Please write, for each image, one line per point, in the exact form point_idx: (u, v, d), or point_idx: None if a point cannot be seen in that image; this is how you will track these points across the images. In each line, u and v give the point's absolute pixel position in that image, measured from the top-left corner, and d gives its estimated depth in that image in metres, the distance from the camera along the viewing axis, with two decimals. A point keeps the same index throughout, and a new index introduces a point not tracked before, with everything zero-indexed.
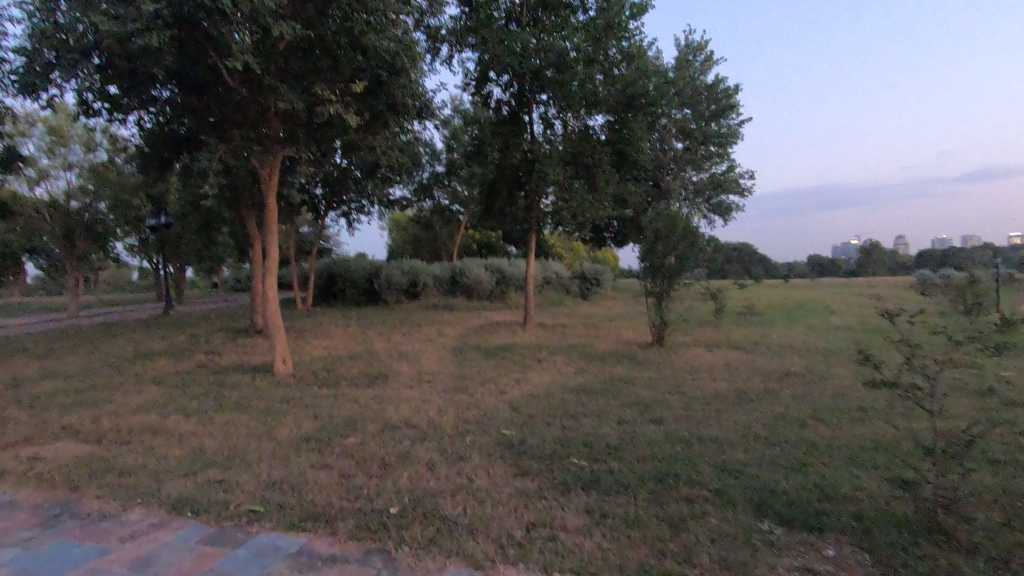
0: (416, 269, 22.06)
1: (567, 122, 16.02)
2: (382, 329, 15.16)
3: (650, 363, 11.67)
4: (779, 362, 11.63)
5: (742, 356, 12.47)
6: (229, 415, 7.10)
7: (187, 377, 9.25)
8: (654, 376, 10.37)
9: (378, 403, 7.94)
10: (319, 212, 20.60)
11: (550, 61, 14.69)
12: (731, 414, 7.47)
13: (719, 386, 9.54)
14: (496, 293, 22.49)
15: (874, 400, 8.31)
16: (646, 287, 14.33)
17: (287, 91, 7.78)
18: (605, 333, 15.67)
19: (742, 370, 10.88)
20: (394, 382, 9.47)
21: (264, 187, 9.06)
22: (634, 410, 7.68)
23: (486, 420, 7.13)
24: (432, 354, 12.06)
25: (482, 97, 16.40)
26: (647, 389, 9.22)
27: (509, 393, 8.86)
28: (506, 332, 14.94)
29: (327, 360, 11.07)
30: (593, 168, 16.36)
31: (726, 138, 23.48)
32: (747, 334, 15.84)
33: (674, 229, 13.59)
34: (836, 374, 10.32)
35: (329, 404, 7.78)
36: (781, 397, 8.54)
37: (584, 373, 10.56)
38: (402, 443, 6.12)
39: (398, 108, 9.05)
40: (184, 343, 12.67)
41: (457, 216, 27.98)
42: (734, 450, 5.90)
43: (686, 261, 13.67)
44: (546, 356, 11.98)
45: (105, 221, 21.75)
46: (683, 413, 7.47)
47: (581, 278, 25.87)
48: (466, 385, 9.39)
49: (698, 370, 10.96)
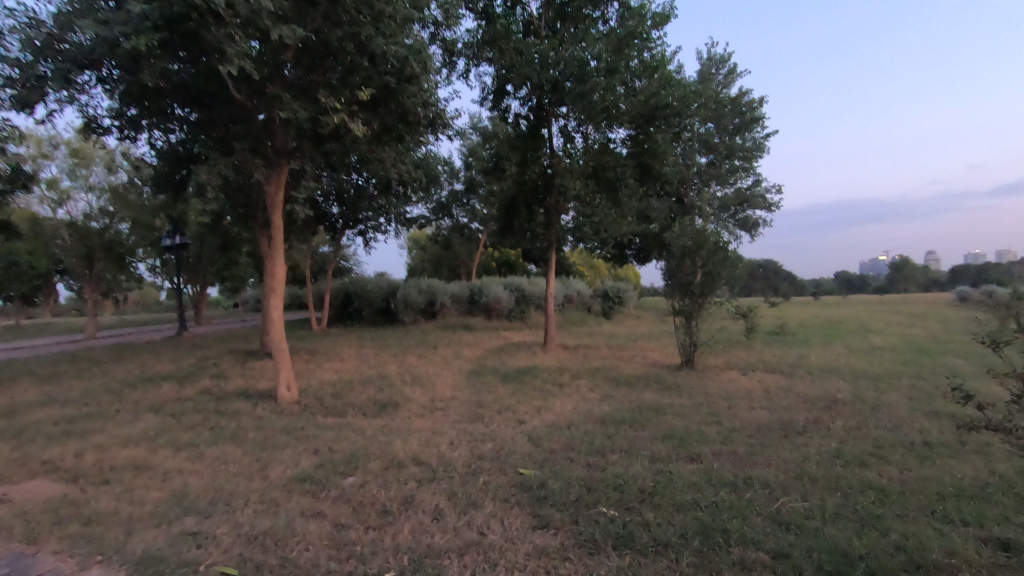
0: (433, 287, 21.53)
1: (588, 134, 15.45)
2: (397, 351, 14.57)
3: (681, 388, 10.82)
4: (824, 388, 10.67)
5: (781, 380, 11.53)
6: (222, 449, 6.52)
7: (187, 405, 8.73)
8: (686, 403, 9.53)
9: (385, 436, 7.29)
10: (335, 231, 20.31)
11: (570, 73, 14.22)
12: (779, 450, 6.63)
13: (759, 415, 8.68)
14: (515, 312, 21.82)
15: (940, 434, 7.36)
16: (674, 306, 13.51)
17: (290, 99, 7.36)
18: (630, 355, 14.83)
19: (783, 397, 9.97)
20: (404, 410, 8.82)
21: (269, 202, 8.65)
22: (668, 445, 6.91)
23: (503, 456, 6.42)
24: (447, 378, 11.41)
25: (500, 111, 15.98)
26: (681, 419, 8.40)
27: (528, 423, 8.12)
28: (526, 354, 14.20)
29: (337, 385, 10.48)
30: (616, 182, 15.68)
31: (751, 152, 22.68)
32: (783, 355, 14.83)
33: (703, 245, 12.78)
34: (889, 402, 9.36)
35: (331, 436, 7.16)
36: (832, 429, 7.67)
37: (609, 400, 9.81)
38: (406, 485, 5.44)
39: (410, 117, 8.57)
40: (192, 366, 12.24)
41: (476, 235, 27.50)
42: (788, 498, 5.07)
43: (716, 277, 12.81)
44: (568, 381, 11.22)
45: (124, 242, 21.77)
46: (724, 450, 6.65)
47: (604, 296, 25.05)
48: (482, 414, 8.70)
49: (734, 397, 10.07)
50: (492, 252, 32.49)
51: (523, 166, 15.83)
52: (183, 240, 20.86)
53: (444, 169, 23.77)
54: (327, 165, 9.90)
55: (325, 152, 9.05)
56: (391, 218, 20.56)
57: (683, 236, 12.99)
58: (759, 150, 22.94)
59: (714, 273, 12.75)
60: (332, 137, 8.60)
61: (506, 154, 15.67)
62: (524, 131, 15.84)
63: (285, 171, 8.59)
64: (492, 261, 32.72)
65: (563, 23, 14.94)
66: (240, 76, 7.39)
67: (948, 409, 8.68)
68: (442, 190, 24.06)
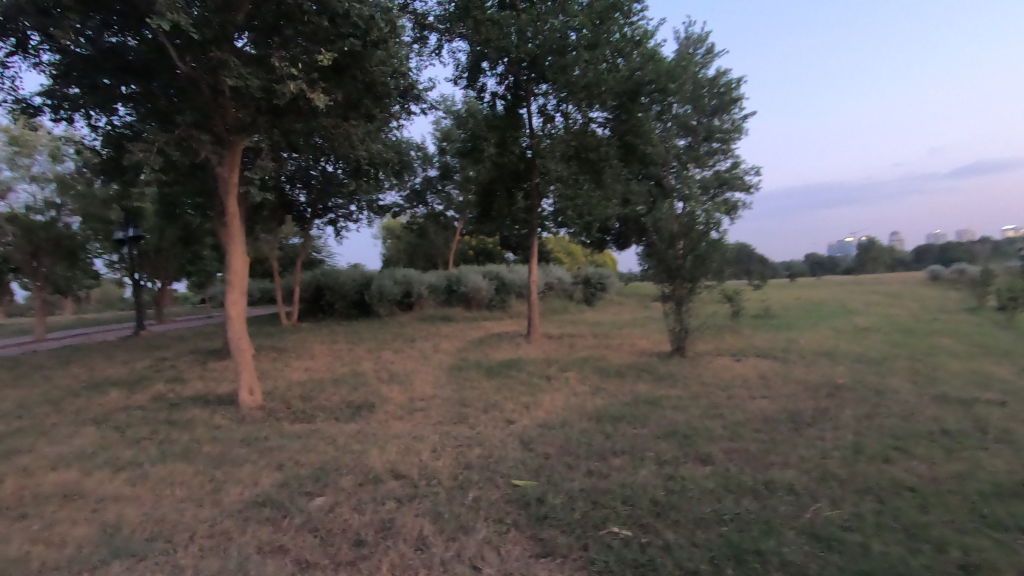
0: (409, 278, 20.66)
1: (569, 114, 14.71)
2: (372, 346, 13.72)
3: (675, 377, 10.26)
4: (822, 373, 10.22)
5: (776, 367, 11.09)
6: (169, 468, 5.66)
7: (135, 414, 7.80)
8: (683, 395, 8.94)
9: (360, 444, 6.52)
10: (303, 220, 19.26)
11: (549, 48, 13.46)
12: (794, 446, 6.09)
13: (761, 405, 8.19)
14: (496, 301, 21.08)
15: (956, 421, 6.93)
16: (663, 292, 12.96)
17: (237, 64, 6.39)
18: (618, 343, 14.24)
19: (782, 385, 9.48)
20: (381, 413, 8.03)
21: (223, 186, 7.68)
22: (673, 445, 6.30)
23: (493, 465, 5.72)
24: (427, 374, 10.69)
25: (475, 91, 15.16)
26: (681, 413, 7.80)
27: (517, 424, 7.42)
28: (509, 346, 13.48)
29: (306, 386, 9.62)
30: (599, 162, 14.96)
31: (729, 133, 22.26)
32: (773, 339, 14.43)
33: (692, 229, 12.25)
34: (892, 387, 8.94)
35: (298, 447, 6.35)
36: (842, 419, 7.21)
37: (601, 393, 9.22)
38: (385, 506, 4.72)
39: (378, 87, 7.68)
40: (147, 369, 11.20)
41: (452, 222, 26.60)
42: (819, 505, 4.52)
43: (707, 261, 12.23)
44: (555, 374, 10.55)
45: (74, 236, 20.27)
46: (734, 449, 6.08)
47: (585, 282, 24.50)
48: (467, 413, 8.00)
49: (733, 386, 9.53)
50: (468, 240, 31.60)
51: (501, 148, 15.04)
52: (137, 233, 19.43)
53: (417, 154, 22.80)
54: (288, 145, 8.98)
55: (284, 129, 8.13)
56: (363, 205, 19.59)
57: (670, 219, 12.40)
58: (737, 132, 22.50)
59: (706, 255, 12.18)
60: (290, 108, 7.67)
61: (484, 134, 14.85)
62: (502, 111, 15.03)
63: (240, 151, 7.65)
64: (469, 250, 31.88)
65: None
66: (180, 35, 6.42)
67: (955, 393, 8.30)
68: (415, 176, 23.09)
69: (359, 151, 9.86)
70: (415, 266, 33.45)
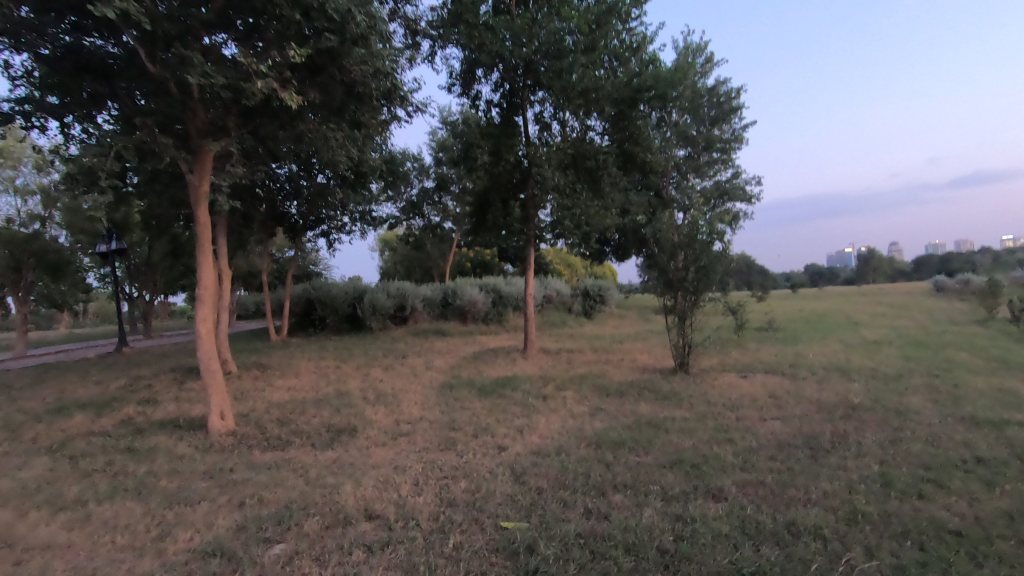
0: (403, 290, 20.10)
1: (566, 121, 14.24)
2: (361, 363, 13.11)
3: (680, 397, 9.63)
4: (836, 392, 9.61)
5: (786, 384, 10.50)
6: (115, 508, 5.04)
7: (96, 441, 7.18)
8: (688, 417, 8.31)
9: (335, 476, 5.91)
10: (294, 232, 18.76)
11: (544, 53, 13.06)
12: (815, 478, 5.49)
13: (773, 428, 7.60)
14: (492, 315, 20.46)
15: (990, 447, 6.32)
16: (665, 305, 12.40)
17: (200, 60, 5.90)
18: (618, 359, 13.62)
19: (795, 405, 8.86)
20: (362, 438, 7.41)
21: (192, 193, 7.18)
22: (681, 478, 5.68)
23: (479, 503, 5.11)
24: (416, 393, 10.10)
25: (469, 99, 14.73)
26: (687, 437, 7.18)
27: (510, 451, 6.79)
28: (505, 362, 12.85)
29: (286, 408, 9.01)
30: (598, 171, 14.42)
31: (729, 143, 21.77)
32: (780, 354, 13.80)
33: (696, 237, 11.68)
34: (913, 407, 8.33)
35: (265, 480, 5.74)
36: (863, 444, 6.61)
37: (601, 414, 8.62)
38: (352, 556, 4.12)
39: (357, 87, 7.16)
40: (120, 389, 10.57)
41: (449, 234, 26.11)
42: (853, 556, 3.91)
43: (712, 272, 11.63)
44: (553, 393, 9.93)
45: (58, 249, 19.72)
46: (749, 483, 5.48)
47: (584, 294, 23.92)
48: (456, 438, 7.40)
49: (741, 406, 8.91)
50: (465, 252, 31.04)
51: (496, 156, 14.57)
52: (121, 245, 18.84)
53: (412, 165, 22.33)
54: (266, 152, 8.49)
55: (259, 133, 7.62)
56: (356, 216, 19.10)
57: (670, 229, 11.83)
58: (737, 142, 22.01)
59: (710, 265, 11.58)
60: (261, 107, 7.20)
61: (477, 142, 14.36)
62: (497, 120, 14.59)
63: (211, 157, 7.15)
64: (466, 262, 31.37)
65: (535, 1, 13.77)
66: (140, 26, 5.99)
67: (982, 414, 7.71)
68: (411, 187, 22.64)
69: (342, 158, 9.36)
70: (411, 279, 32.87)
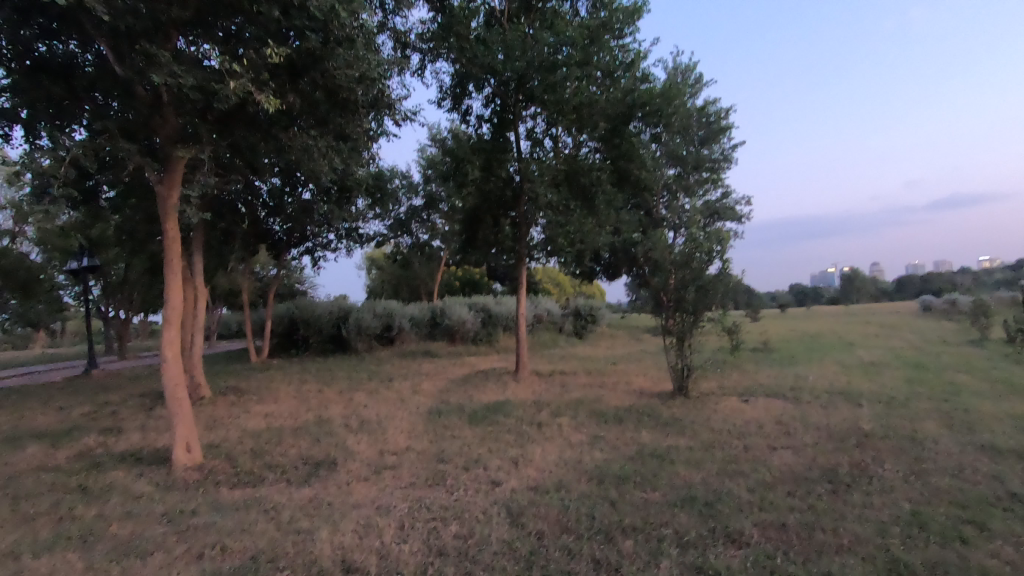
0: (390, 310, 19.50)
1: (559, 138, 13.96)
2: (345, 387, 12.44)
3: (682, 423, 9.11)
4: (845, 418, 9.16)
5: (790, 409, 10.06)
6: (53, 562, 4.38)
7: (45, 478, 6.47)
8: (693, 446, 7.80)
9: (312, 519, 5.31)
10: (277, 249, 18.16)
11: (536, 67, 12.81)
12: (840, 519, 5.01)
13: (784, 458, 7.13)
14: (482, 335, 19.88)
15: (1021, 481, 5.89)
16: (662, 326, 11.96)
17: (168, 57, 5.46)
18: (614, 382, 13.10)
19: (804, 432, 8.38)
20: (343, 473, 6.77)
21: (161, 205, 6.63)
22: (697, 521, 5.15)
23: (473, 552, 4.54)
24: (402, 420, 9.48)
25: (460, 114, 14.41)
26: (695, 470, 6.66)
27: (504, 487, 6.21)
28: (496, 385, 12.25)
29: (261, 438, 8.35)
30: (592, 187, 14.07)
31: (719, 163, 21.61)
32: (779, 377, 13.38)
33: (694, 256, 11.26)
34: (928, 435, 7.90)
35: (231, 524, 5.10)
36: (886, 477, 6.16)
37: (600, 443, 8.10)
38: None
39: (342, 91, 6.74)
40: (82, 417, 9.80)
41: (438, 252, 25.63)
42: None
43: (711, 292, 11.22)
44: (547, 420, 9.35)
45: (28, 266, 18.89)
46: (772, 527, 4.94)
47: (576, 314, 23.44)
48: (446, 472, 6.83)
49: (748, 434, 8.42)
50: (454, 270, 30.51)
51: (487, 171, 14.18)
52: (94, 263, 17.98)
53: (400, 183, 21.95)
54: (244, 162, 8.01)
55: (236, 142, 7.15)
56: (341, 234, 18.56)
57: (666, 248, 11.48)
58: (727, 162, 21.87)
59: (709, 283, 11.16)
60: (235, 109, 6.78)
61: (467, 156, 14.01)
62: (488, 135, 14.26)
63: (181, 166, 6.65)
64: (455, 281, 30.82)
65: (527, 16, 13.52)
66: (103, 22, 5.57)
67: (1003, 443, 7.29)
68: (398, 205, 22.20)
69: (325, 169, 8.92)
70: (398, 298, 32.22)
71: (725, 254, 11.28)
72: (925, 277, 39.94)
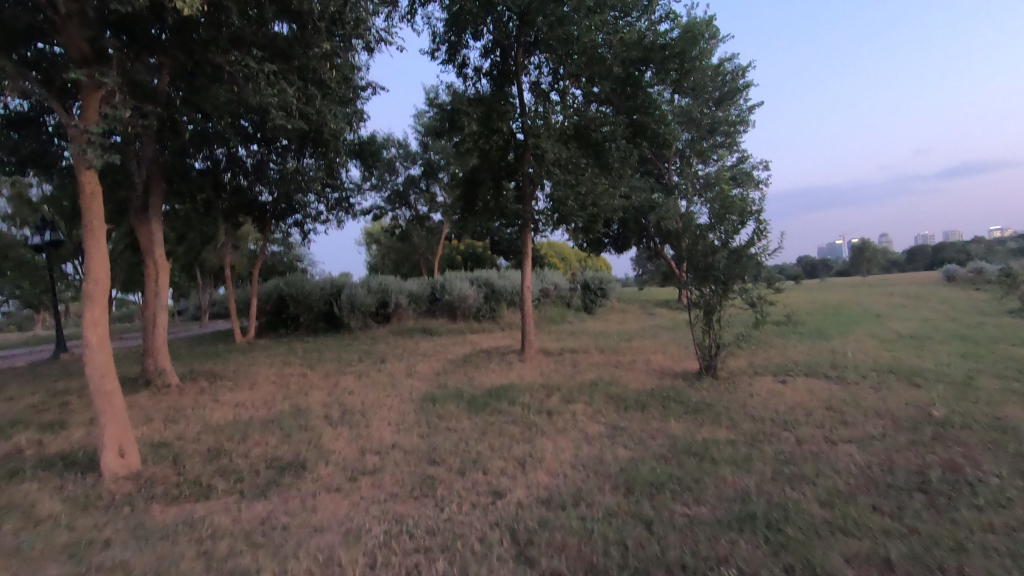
0: (386, 285, 18.23)
1: (567, 90, 12.43)
2: (330, 370, 11.18)
3: (715, 410, 7.80)
4: (905, 402, 7.83)
5: (837, 390, 8.78)
6: None
7: None
8: (735, 440, 6.53)
9: (258, 551, 4.07)
10: (262, 220, 16.78)
11: (540, 2, 11.27)
12: (961, 554, 3.76)
13: (852, 455, 5.84)
14: (485, 311, 18.55)
15: None
16: (689, 298, 10.58)
17: None
18: (630, 360, 11.80)
19: (864, 421, 7.06)
20: (309, 482, 5.50)
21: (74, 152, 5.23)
22: (766, 558, 3.86)
23: None
24: (391, 408, 8.23)
25: (455, 66, 12.85)
26: (746, 475, 5.38)
27: (509, 501, 4.93)
28: (499, 366, 11.02)
29: (224, 434, 7.12)
30: (604, 143, 12.54)
31: (734, 126, 19.90)
32: (813, 352, 12.07)
33: (726, 217, 9.75)
34: (1016, 423, 6.61)
35: (146, 564, 3.84)
36: (994, 484, 4.88)
37: (623, 435, 6.83)
38: None
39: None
40: (26, 409, 8.57)
41: (439, 225, 24.31)
42: None
43: (745, 258, 9.75)
44: (558, 407, 8.07)
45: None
46: (873, 567, 3.67)
47: (584, 288, 22.11)
48: (438, 477, 5.58)
49: (796, 423, 7.11)
50: (455, 244, 29.11)
51: (486, 128, 12.60)
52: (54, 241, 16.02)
53: (395, 151, 20.45)
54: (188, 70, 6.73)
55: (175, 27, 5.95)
56: (331, 203, 17.12)
57: (675, 216, 10.17)
58: (743, 125, 20.25)
59: (743, 249, 9.73)
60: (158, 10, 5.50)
61: (464, 109, 12.49)
62: (487, 89, 12.70)
63: (98, 99, 5.22)
64: (457, 255, 29.50)
65: None
66: None
67: None
68: (395, 175, 20.79)
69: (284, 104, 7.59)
70: (397, 274, 30.91)
71: (759, 215, 9.85)
72: (939, 246, 38.51)
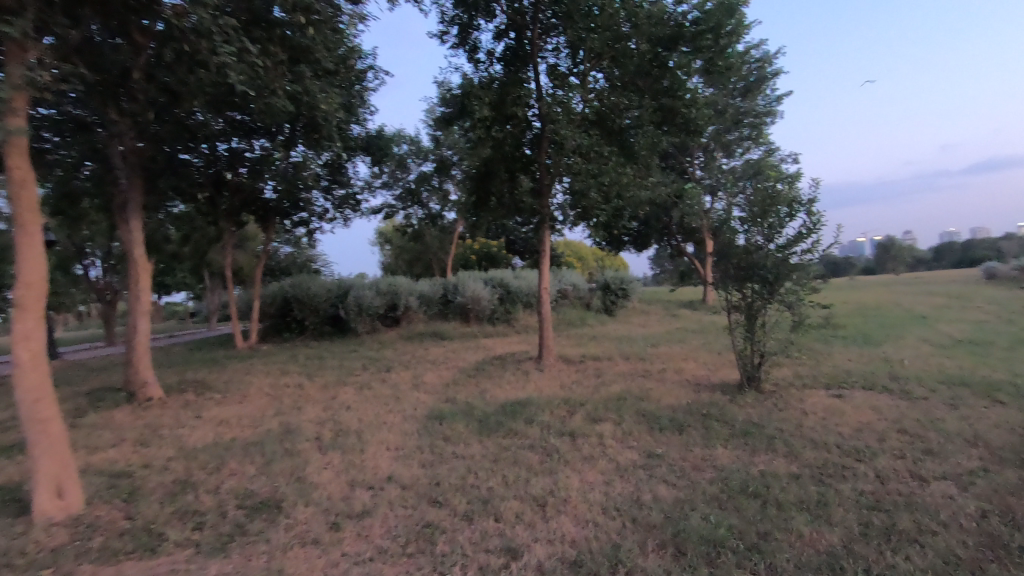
0: (394, 286, 17.27)
1: (587, 74, 11.34)
2: (330, 381, 10.21)
3: (767, 433, 6.65)
4: (994, 424, 6.60)
5: (905, 407, 7.56)
6: None
7: None
8: (801, 474, 5.38)
9: None
10: (265, 219, 15.91)
11: None
12: None
13: (954, 500, 4.65)
14: (499, 314, 17.51)
15: None
16: (728, 301, 9.37)
17: None
18: (659, 369, 10.66)
19: (953, 450, 5.86)
20: (283, 530, 4.50)
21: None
22: None
23: None
24: (391, 429, 7.20)
25: (466, 51, 11.80)
26: (826, 528, 4.25)
27: (527, 566, 3.87)
28: (514, 376, 9.99)
29: (197, 460, 6.17)
30: (628, 130, 11.40)
31: (763, 117, 18.67)
32: (863, 361, 10.81)
33: (771, 208, 8.49)
34: None
35: None
36: None
37: (662, 466, 5.70)
38: None
39: None
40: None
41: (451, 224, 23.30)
42: None
43: (794, 256, 8.52)
44: (582, 429, 6.97)
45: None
46: None
47: (604, 288, 20.92)
48: (441, 525, 4.53)
49: (869, 452, 5.92)
50: (468, 243, 28.16)
51: (499, 114, 11.49)
52: None
53: (405, 148, 19.51)
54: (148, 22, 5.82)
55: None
56: (336, 201, 16.17)
57: None
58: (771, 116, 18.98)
59: (791, 247, 8.53)
60: None
61: (476, 94, 11.42)
62: (500, 73, 11.61)
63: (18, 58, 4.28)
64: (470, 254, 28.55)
65: None
66: None
67: None
68: (406, 172, 19.82)
69: (260, 74, 6.63)
70: (409, 274, 30.01)
71: (809, 209, 8.60)
72: (969, 243, 36.73)
